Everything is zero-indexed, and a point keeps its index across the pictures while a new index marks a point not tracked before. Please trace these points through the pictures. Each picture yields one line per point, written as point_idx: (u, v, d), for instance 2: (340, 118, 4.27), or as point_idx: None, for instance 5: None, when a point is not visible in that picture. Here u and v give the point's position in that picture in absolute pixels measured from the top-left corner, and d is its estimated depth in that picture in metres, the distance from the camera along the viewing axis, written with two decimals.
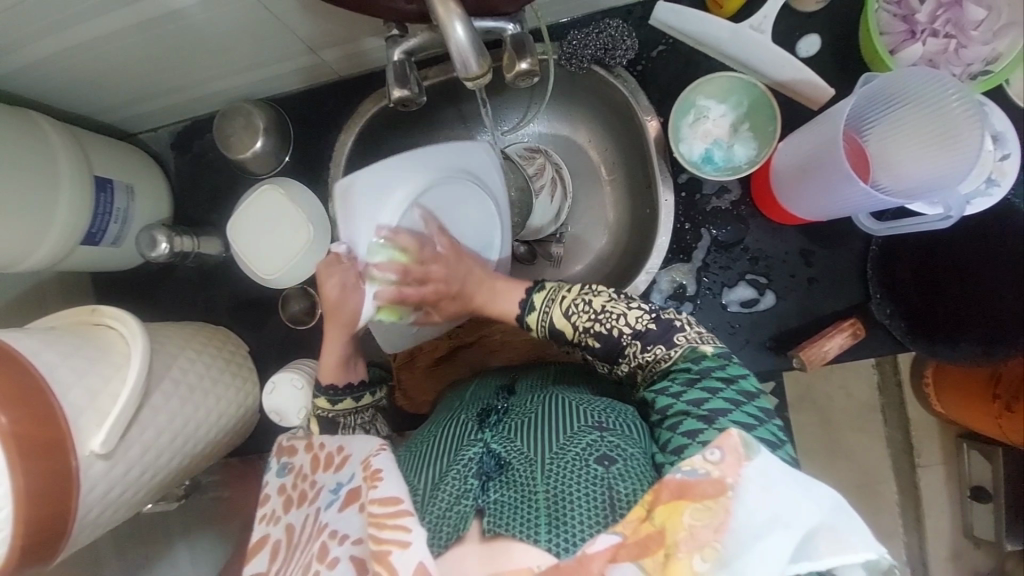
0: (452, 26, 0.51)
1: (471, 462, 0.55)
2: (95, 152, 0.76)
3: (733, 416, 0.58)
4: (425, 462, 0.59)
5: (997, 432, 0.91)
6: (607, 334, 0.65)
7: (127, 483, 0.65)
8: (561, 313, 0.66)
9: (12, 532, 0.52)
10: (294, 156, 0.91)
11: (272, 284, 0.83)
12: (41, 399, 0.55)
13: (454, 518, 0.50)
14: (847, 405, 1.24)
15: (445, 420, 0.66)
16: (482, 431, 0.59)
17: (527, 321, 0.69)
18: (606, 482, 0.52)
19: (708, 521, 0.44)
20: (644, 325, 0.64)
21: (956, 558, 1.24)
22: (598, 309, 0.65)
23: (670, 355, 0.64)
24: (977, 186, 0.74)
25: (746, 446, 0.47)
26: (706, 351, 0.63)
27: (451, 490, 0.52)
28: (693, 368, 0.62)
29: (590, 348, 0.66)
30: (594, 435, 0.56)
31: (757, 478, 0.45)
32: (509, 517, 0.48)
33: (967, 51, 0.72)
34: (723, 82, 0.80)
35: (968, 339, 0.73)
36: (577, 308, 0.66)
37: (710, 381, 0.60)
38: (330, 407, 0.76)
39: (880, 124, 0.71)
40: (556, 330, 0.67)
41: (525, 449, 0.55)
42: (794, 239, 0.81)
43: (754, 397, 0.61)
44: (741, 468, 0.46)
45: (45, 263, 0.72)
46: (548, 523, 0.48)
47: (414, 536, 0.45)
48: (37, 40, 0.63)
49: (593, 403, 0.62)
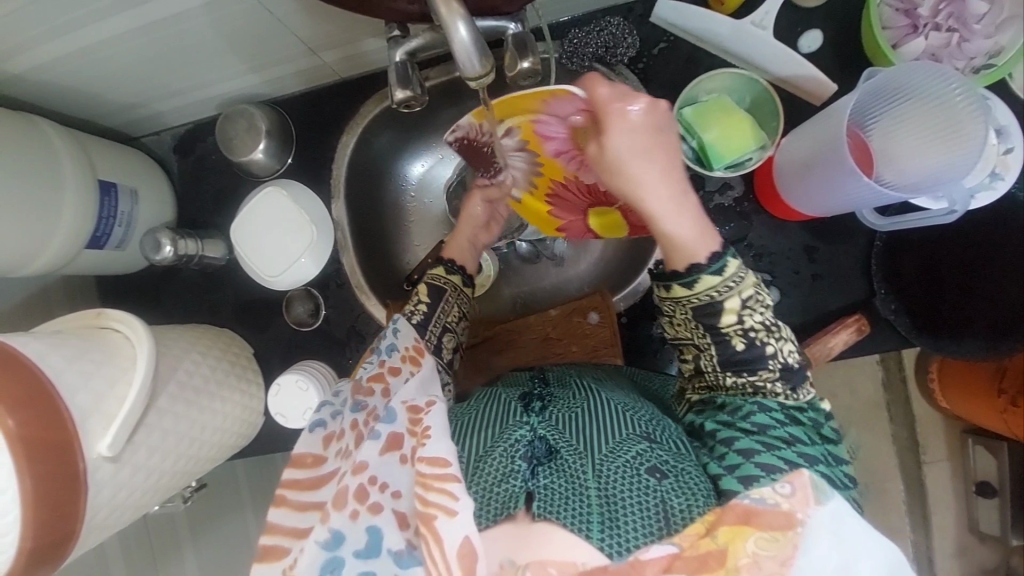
0: (455, 26, 0.50)
1: (519, 443, 0.55)
2: (99, 156, 0.76)
3: (829, 467, 0.58)
4: (466, 432, 0.60)
5: (1003, 427, 0.91)
6: (758, 345, 0.60)
7: (135, 485, 0.65)
8: (734, 301, 0.59)
9: (21, 534, 0.52)
10: (297, 158, 0.91)
11: (275, 284, 0.84)
12: (48, 403, 0.55)
13: (502, 495, 0.51)
14: (852, 402, 1.23)
15: (485, 398, 0.66)
16: (528, 414, 0.60)
17: (697, 276, 0.58)
18: (658, 494, 0.52)
19: (773, 552, 0.46)
20: (790, 366, 0.61)
21: (963, 553, 1.24)
22: (769, 319, 0.60)
23: (795, 398, 0.61)
24: (981, 179, 0.72)
25: (817, 489, 0.48)
26: (822, 406, 0.63)
27: (499, 466, 0.53)
28: (805, 413, 0.61)
29: (724, 345, 0.61)
30: (643, 444, 0.56)
31: (828, 524, 0.47)
32: (561, 505, 0.49)
33: (970, 45, 0.72)
34: (725, 78, 0.78)
35: (972, 336, 0.75)
36: (749, 311, 0.59)
37: (814, 432, 0.60)
38: (445, 274, 0.79)
39: (884, 120, 0.70)
40: (711, 314, 0.60)
41: (575, 441, 0.56)
42: (797, 235, 0.81)
43: (842, 462, 0.61)
44: (811, 507, 0.47)
45: (51, 267, 0.72)
46: (600, 520, 0.49)
47: (461, 505, 0.46)
48: (42, 45, 0.63)
49: (637, 410, 0.61)
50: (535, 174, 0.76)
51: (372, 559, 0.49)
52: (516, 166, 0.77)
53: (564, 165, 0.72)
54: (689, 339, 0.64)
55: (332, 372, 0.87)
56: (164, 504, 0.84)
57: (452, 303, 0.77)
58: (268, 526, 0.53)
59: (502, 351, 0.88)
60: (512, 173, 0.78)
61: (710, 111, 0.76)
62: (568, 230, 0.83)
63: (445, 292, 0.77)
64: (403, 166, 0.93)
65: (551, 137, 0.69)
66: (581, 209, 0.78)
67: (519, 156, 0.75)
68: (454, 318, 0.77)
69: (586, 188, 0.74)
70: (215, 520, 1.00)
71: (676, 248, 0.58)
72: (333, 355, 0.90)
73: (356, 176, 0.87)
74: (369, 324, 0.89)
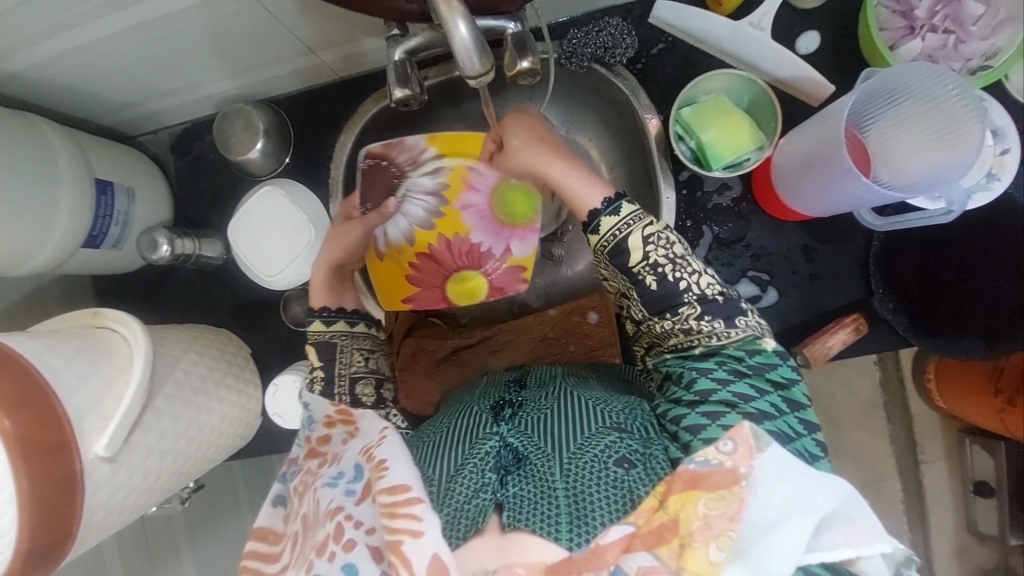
0: (455, 25, 0.50)
1: (488, 455, 0.56)
2: (95, 155, 0.76)
3: (777, 422, 0.58)
4: (436, 450, 0.60)
5: (1000, 426, 0.92)
6: (670, 281, 0.64)
7: (132, 486, 0.64)
8: (637, 238, 0.64)
9: (16, 535, 0.52)
10: (295, 157, 0.91)
11: (273, 285, 0.84)
12: (44, 403, 0.54)
13: (472, 512, 0.52)
14: (850, 403, 1.23)
15: (457, 410, 0.66)
16: (497, 423, 0.60)
17: (597, 223, 0.66)
18: (625, 484, 0.53)
19: (721, 510, 0.47)
20: (710, 294, 0.64)
21: (960, 553, 1.24)
22: (675, 254, 0.64)
23: (728, 335, 0.63)
24: (978, 180, 0.73)
25: (757, 438, 0.50)
26: (763, 347, 0.63)
27: (469, 483, 0.54)
28: (745, 360, 0.62)
29: (643, 287, 0.64)
30: (611, 437, 0.57)
31: (770, 473, 0.48)
32: (529, 512, 0.51)
33: (966, 46, 0.72)
34: (723, 79, 0.78)
35: (970, 334, 0.75)
36: (654, 244, 0.64)
37: (761, 381, 0.61)
38: (326, 328, 0.77)
39: (881, 121, 0.71)
40: (622, 254, 0.65)
41: (543, 445, 0.57)
42: (796, 235, 0.81)
43: (798, 407, 0.61)
44: (753, 459, 0.49)
45: (47, 266, 0.72)
46: (568, 521, 0.50)
47: (426, 526, 0.46)
48: (38, 43, 0.63)
49: (610, 403, 0.62)
50: (421, 227, 0.84)
51: None
52: (413, 212, 0.84)
53: (467, 219, 0.84)
54: (620, 292, 0.68)
55: None
56: (161, 505, 0.83)
57: (350, 351, 0.76)
58: None
59: (500, 351, 0.88)
60: (399, 220, 0.84)
61: (710, 110, 0.77)
62: (417, 302, 0.85)
63: (337, 346, 0.76)
64: None
65: (478, 188, 0.84)
66: (448, 272, 0.85)
67: (422, 200, 0.84)
68: (359, 364, 0.76)
69: (468, 247, 0.85)
70: (213, 521, 0.99)
71: (580, 200, 0.68)
72: None
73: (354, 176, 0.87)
74: None
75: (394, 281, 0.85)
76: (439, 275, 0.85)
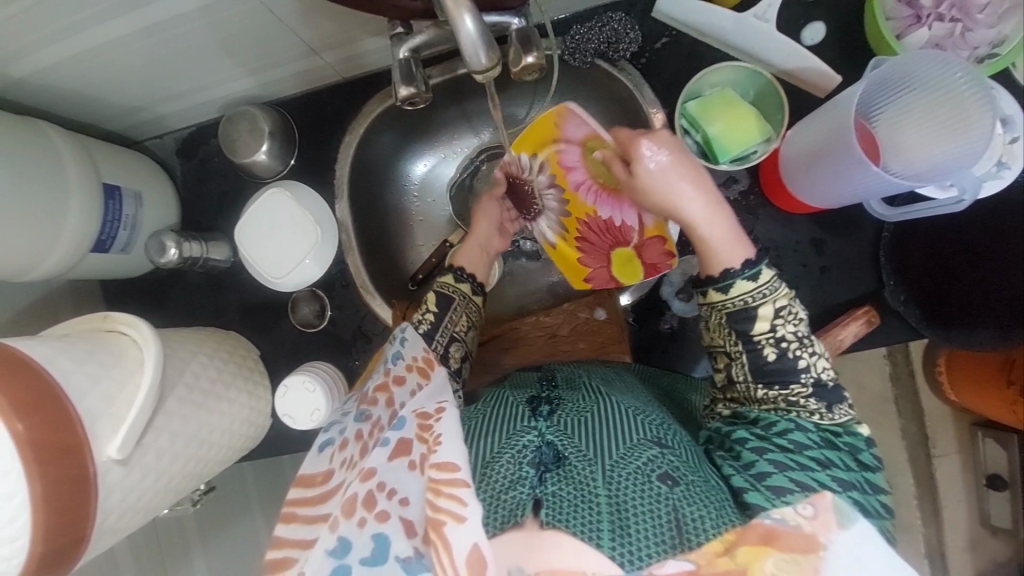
0: (461, 19, 0.50)
1: (526, 450, 0.55)
2: (103, 160, 0.76)
3: (862, 494, 0.56)
4: (477, 435, 0.59)
5: (1013, 419, 0.91)
6: (790, 356, 0.62)
7: (144, 488, 0.64)
8: (769, 309, 0.61)
9: (29, 539, 0.52)
10: (301, 159, 0.91)
11: (280, 286, 0.84)
12: (55, 406, 0.55)
13: (509, 503, 0.50)
14: (860, 397, 1.23)
15: (493, 400, 0.66)
16: (535, 419, 0.60)
17: (728, 283, 0.62)
18: (668, 501, 0.51)
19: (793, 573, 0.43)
20: (822, 378, 0.62)
21: (974, 548, 1.23)
22: (802, 333, 0.62)
23: (829, 417, 0.61)
24: (989, 168, 0.72)
25: (841, 513, 0.46)
26: (859, 432, 0.62)
27: (506, 474, 0.53)
28: (839, 438, 0.61)
29: (758, 354, 0.62)
30: (654, 450, 0.55)
31: (852, 547, 0.44)
32: (568, 514, 0.48)
33: (973, 34, 0.72)
34: (728, 71, 0.78)
35: (983, 326, 0.74)
36: (783, 319, 0.62)
37: (848, 457, 0.59)
38: (454, 283, 0.78)
39: (890, 110, 0.70)
40: (742, 322, 0.62)
41: (585, 450, 0.56)
42: (805, 228, 0.81)
43: (879, 491, 0.59)
44: (834, 531, 0.45)
45: (58, 270, 0.72)
46: (611, 528, 0.48)
47: (469, 511, 0.45)
48: (45, 48, 0.63)
49: (647, 414, 0.61)
50: (564, 216, 0.85)
51: (378, 566, 0.47)
52: (551, 206, 0.86)
53: (586, 199, 0.82)
54: (722, 350, 0.66)
55: (340, 373, 0.86)
56: (172, 507, 0.83)
57: (460, 313, 0.76)
58: (277, 540, 0.53)
59: (511, 349, 0.88)
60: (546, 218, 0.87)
61: (715, 103, 0.77)
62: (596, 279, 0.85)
63: (453, 302, 0.76)
64: (407, 166, 0.94)
65: (574, 166, 0.82)
66: (606, 251, 0.83)
67: (551, 194, 0.85)
68: (463, 327, 0.76)
69: (608, 224, 0.82)
70: (224, 524, 0.99)
71: (715, 255, 0.62)
72: (340, 356, 0.90)
73: (361, 176, 0.87)
74: (375, 325, 0.89)
75: (569, 263, 0.87)
76: (602, 254, 0.84)
